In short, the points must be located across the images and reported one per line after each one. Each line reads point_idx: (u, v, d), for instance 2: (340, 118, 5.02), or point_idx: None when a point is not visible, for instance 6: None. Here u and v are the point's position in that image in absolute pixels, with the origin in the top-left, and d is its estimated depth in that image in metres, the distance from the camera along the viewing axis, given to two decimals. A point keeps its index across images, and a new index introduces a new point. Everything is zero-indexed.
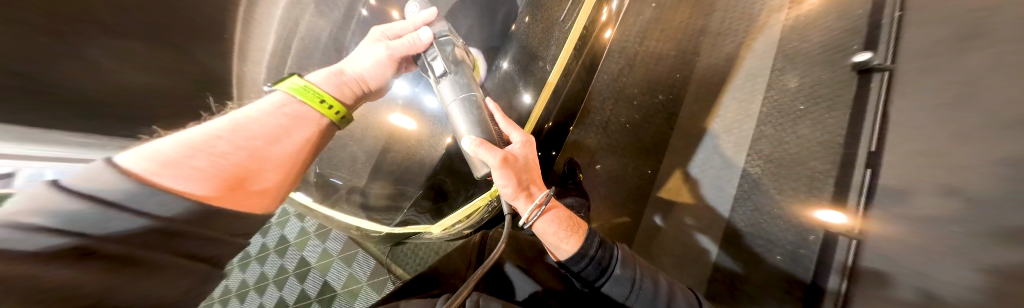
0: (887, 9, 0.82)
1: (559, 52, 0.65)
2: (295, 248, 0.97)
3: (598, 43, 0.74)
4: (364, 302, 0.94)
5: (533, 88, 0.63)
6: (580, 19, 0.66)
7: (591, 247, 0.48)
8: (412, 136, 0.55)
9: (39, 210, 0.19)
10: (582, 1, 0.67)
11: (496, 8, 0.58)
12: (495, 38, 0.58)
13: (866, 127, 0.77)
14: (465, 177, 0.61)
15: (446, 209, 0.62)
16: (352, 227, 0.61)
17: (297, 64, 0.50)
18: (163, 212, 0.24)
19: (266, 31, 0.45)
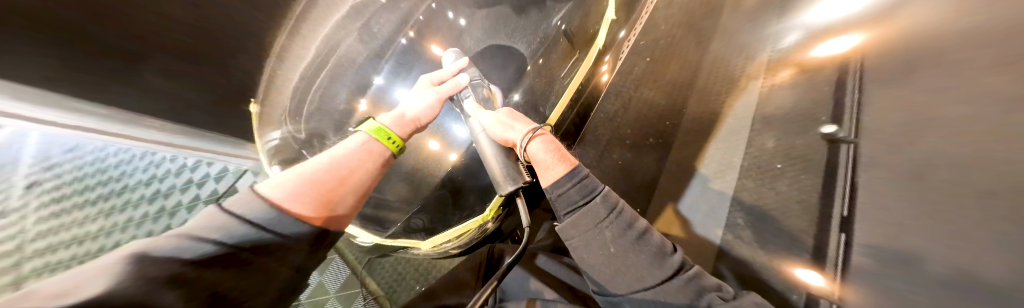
0: (848, 89, 0.88)
1: (564, 94, 0.74)
2: None
3: (596, 86, 0.82)
4: None
5: (536, 119, 0.71)
6: (579, 74, 0.76)
7: (578, 173, 0.55)
8: (432, 151, 0.72)
9: (203, 229, 0.31)
10: (582, 61, 0.78)
11: (512, 63, 0.74)
12: (507, 84, 0.72)
13: (841, 166, 0.77)
14: (464, 197, 0.70)
15: (440, 227, 0.66)
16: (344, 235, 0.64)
17: (326, 85, 0.63)
18: (261, 223, 0.35)
19: (308, 43, 0.61)
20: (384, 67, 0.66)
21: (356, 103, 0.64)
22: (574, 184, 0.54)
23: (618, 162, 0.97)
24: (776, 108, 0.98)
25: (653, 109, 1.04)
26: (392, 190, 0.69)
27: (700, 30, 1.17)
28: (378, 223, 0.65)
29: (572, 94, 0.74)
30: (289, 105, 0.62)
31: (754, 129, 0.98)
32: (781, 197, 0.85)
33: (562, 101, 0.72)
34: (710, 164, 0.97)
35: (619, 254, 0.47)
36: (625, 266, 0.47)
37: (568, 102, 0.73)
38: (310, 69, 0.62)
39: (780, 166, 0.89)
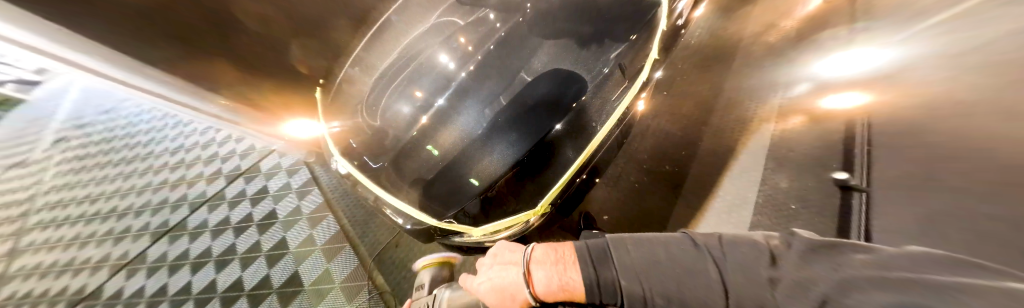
0: (858, 143, 0.94)
1: (607, 122, 0.67)
2: (273, 199, 1.29)
3: (633, 115, 0.74)
4: (329, 304, 0.93)
5: (580, 140, 0.64)
6: (627, 100, 0.70)
7: (586, 267, 0.38)
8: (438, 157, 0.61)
9: None
10: (629, 87, 0.72)
11: (571, 83, 0.67)
12: (554, 97, 0.63)
13: (854, 214, 0.80)
14: (507, 201, 0.60)
15: (494, 217, 0.60)
16: (376, 201, 0.64)
17: (386, 78, 0.72)
18: None
19: (379, 49, 0.76)
20: (432, 69, 0.70)
21: (417, 120, 0.65)
22: (593, 269, 0.38)
23: (634, 185, 0.99)
24: (789, 151, 1.03)
25: (670, 138, 1.09)
26: (417, 182, 0.61)
27: (716, 71, 1.26)
28: (428, 204, 0.59)
29: (613, 122, 0.67)
30: (350, 96, 0.73)
31: (768, 168, 1.00)
32: None
33: (605, 129, 0.66)
34: (724, 196, 0.95)
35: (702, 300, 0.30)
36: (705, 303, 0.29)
37: (610, 130, 0.66)
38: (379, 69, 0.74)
39: (793, 207, 0.89)
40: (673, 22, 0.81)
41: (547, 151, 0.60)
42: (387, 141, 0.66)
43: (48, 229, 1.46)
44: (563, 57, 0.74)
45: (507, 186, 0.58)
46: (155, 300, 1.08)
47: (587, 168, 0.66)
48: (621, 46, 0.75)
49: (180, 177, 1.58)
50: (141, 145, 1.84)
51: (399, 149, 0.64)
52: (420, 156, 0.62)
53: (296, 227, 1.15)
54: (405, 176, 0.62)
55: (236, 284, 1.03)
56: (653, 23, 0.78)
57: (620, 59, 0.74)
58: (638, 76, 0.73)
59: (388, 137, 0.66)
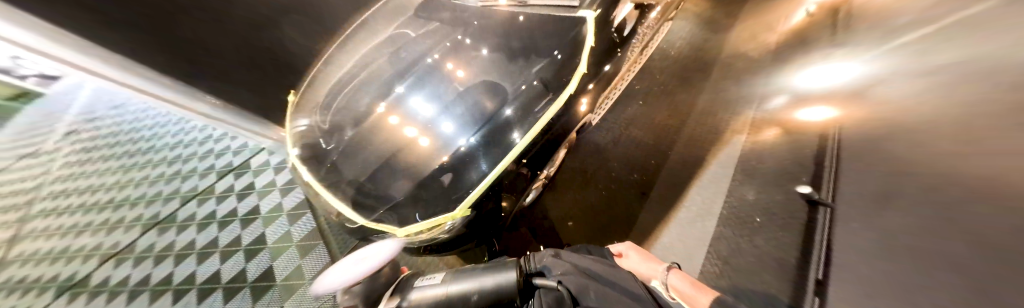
0: (828, 158, 0.94)
1: (550, 107, 0.56)
2: (258, 195, 1.33)
3: (575, 119, 0.63)
4: (297, 300, 0.95)
5: (526, 124, 0.54)
6: (565, 94, 0.59)
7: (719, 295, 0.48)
8: (393, 133, 0.55)
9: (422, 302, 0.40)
10: (570, 79, 0.60)
11: (524, 63, 0.60)
12: (506, 82, 0.58)
13: (818, 229, 0.80)
14: (432, 191, 0.46)
15: (414, 214, 0.45)
16: (319, 201, 0.58)
17: (348, 77, 0.73)
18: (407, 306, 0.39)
19: (350, 53, 0.80)
20: (387, 64, 0.70)
21: (376, 104, 0.61)
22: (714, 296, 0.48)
23: (602, 192, 1.00)
24: (760, 163, 1.03)
25: (640, 146, 1.10)
26: (352, 173, 0.53)
27: (693, 82, 1.28)
28: (362, 196, 0.51)
29: (555, 110, 0.57)
30: (315, 95, 0.75)
31: (736, 180, 1.00)
32: (759, 250, 0.82)
33: (543, 119, 0.55)
34: (691, 206, 0.96)
35: None
36: None
37: (549, 118, 0.55)
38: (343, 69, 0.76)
39: (760, 220, 0.89)
40: (608, 31, 0.66)
41: (490, 139, 0.51)
42: (330, 144, 0.61)
43: (48, 217, 1.53)
44: (511, 36, 0.62)
45: (436, 179, 0.47)
46: (138, 289, 1.12)
47: (529, 152, 0.54)
48: (561, 33, 0.62)
49: (176, 171, 1.64)
50: (143, 139, 1.92)
51: (345, 143, 0.59)
52: (361, 146, 0.56)
53: (277, 223, 1.19)
54: (343, 173, 0.54)
55: (213, 277, 1.06)
56: (579, 37, 0.63)
57: (544, 73, 0.59)
58: (565, 88, 0.59)
59: (334, 135, 0.62)
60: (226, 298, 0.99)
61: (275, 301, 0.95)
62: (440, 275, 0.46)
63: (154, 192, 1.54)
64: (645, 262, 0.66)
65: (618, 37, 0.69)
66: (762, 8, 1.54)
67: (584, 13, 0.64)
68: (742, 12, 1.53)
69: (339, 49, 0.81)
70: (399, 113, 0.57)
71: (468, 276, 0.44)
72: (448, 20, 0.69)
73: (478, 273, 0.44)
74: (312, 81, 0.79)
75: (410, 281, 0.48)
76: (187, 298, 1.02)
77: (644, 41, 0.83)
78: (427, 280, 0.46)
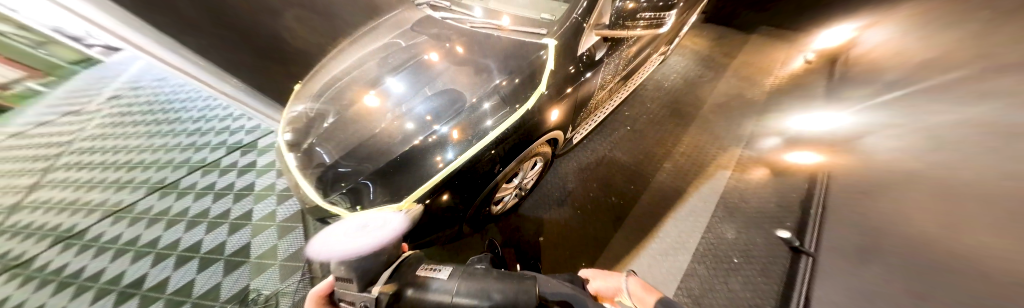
0: (814, 205, 0.90)
1: (512, 115, 0.56)
2: (255, 173, 1.40)
3: (541, 128, 0.63)
4: (264, 279, 0.96)
5: (501, 116, 0.56)
6: (534, 101, 0.58)
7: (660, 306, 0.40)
8: (375, 119, 0.62)
9: (430, 291, 0.25)
10: (538, 87, 0.58)
11: (502, 65, 0.61)
12: (480, 84, 0.61)
13: (797, 284, 0.74)
14: (390, 177, 0.51)
15: (366, 199, 0.49)
16: (292, 181, 0.63)
17: (345, 73, 0.81)
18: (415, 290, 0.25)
19: (353, 52, 0.88)
20: (382, 62, 0.77)
21: (366, 92, 0.69)
22: None
23: (576, 210, 1.01)
24: (741, 202, 0.98)
25: (621, 170, 1.11)
26: (324, 156, 0.59)
27: (683, 115, 1.30)
28: (322, 181, 0.55)
29: (516, 118, 0.56)
30: (314, 86, 0.83)
31: (716, 216, 0.97)
32: (733, 294, 0.76)
33: (508, 121, 0.55)
34: (665, 237, 0.93)
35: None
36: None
37: (502, 130, 0.55)
38: (344, 66, 0.84)
39: (738, 261, 0.84)
40: (573, 54, 0.62)
41: (451, 136, 0.54)
42: (312, 129, 0.67)
43: (69, 171, 1.66)
44: (488, 47, 0.66)
45: (394, 171, 0.52)
46: (125, 248, 1.17)
47: (497, 146, 0.56)
48: (532, 45, 0.62)
49: (191, 142, 1.75)
50: (171, 110, 2.08)
51: (325, 129, 0.65)
52: (341, 132, 0.62)
53: (266, 200, 1.24)
54: (315, 154, 0.60)
55: (195, 245, 1.11)
56: (538, 61, 0.59)
57: (506, 87, 0.58)
58: (523, 103, 0.57)
59: (318, 121, 0.68)
60: (201, 268, 1.03)
61: (243, 277, 0.97)
62: (450, 269, 0.31)
63: (164, 159, 1.65)
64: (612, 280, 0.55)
65: (585, 61, 0.65)
66: (759, 52, 1.58)
67: (547, 38, 0.60)
68: (738, 54, 1.58)
69: (346, 49, 0.90)
70: (384, 101, 0.65)
71: (480, 280, 0.27)
72: (440, 33, 0.76)
73: (490, 280, 0.28)
74: (315, 74, 0.87)
75: (413, 267, 0.34)
76: (167, 262, 1.07)
77: (615, 74, 0.80)
78: (434, 274, 0.30)
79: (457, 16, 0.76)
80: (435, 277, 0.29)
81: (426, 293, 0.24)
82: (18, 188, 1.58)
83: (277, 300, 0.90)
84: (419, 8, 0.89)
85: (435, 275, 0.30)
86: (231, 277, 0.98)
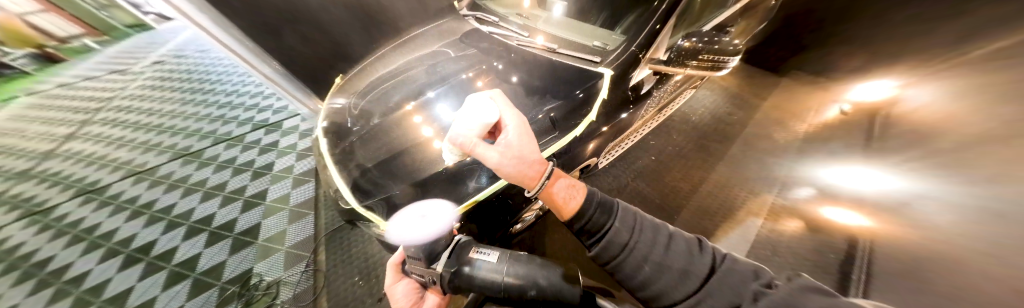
0: (856, 270, 0.82)
1: (558, 140, 0.57)
2: (276, 154, 1.43)
3: (581, 158, 0.63)
4: (269, 262, 0.96)
5: (550, 140, 0.57)
6: (581, 128, 0.60)
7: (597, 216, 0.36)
8: (416, 127, 0.63)
9: (490, 271, 0.40)
10: (586, 116, 0.61)
11: (549, 94, 0.65)
12: (528, 107, 0.64)
13: None
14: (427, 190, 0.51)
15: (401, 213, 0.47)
16: (327, 175, 0.64)
17: (390, 75, 0.84)
18: (481, 272, 0.40)
19: (398, 55, 0.92)
20: (427, 70, 0.80)
21: (405, 103, 0.71)
22: None
23: None
24: (774, 255, 0.91)
25: (645, 203, 1.06)
26: (365, 157, 0.60)
27: (713, 152, 1.25)
28: (359, 184, 0.54)
29: (565, 142, 0.57)
30: (358, 82, 0.86)
31: None
32: None
33: (557, 146, 0.56)
34: None
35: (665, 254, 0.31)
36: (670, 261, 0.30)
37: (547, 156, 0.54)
38: (389, 67, 0.88)
39: None
40: (623, 89, 0.64)
41: None
42: (355, 127, 0.69)
43: (104, 126, 1.74)
44: (537, 71, 0.69)
45: (431, 190, 0.51)
46: (139, 210, 1.19)
47: None
48: (584, 73, 0.64)
49: (220, 114, 1.82)
50: (207, 82, 2.18)
51: (368, 130, 0.67)
52: (384, 135, 0.64)
53: (281, 183, 1.25)
54: (355, 156, 0.61)
55: (207, 219, 1.12)
56: (591, 90, 0.62)
57: (554, 113, 0.61)
58: (571, 129, 0.59)
59: (362, 121, 0.70)
60: (209, 243, 1.03)
61: (248, 259, 0.96)
62: (497, 254, 0.42)
63: (192, 127, 1.71)
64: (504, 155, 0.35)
65: (632, 94, 0.67)
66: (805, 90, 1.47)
67: (602, 67, 0.63)
68: (775, 95, 1.51)
69: (392, 51, 0.94)
70: (425, 112, 0.66)
71: (525, 263, 0.40)
72: (487, 51, 0.79)
73: (536, 266, 0.39)
74: (359, 70, 0.90)
75: (465, 246, 0.45)
76: (176, 232, 1.08)
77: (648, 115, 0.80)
78: (482, 254, 0.43)
79: (503, 31, 0.83)
80: (485, 258, 0.42)
81: (486, 275, 0.40)
82: (55, 137, 1.66)
83: (278, 289, 0.88)
84: (467, 19, 0.95)
85: (485, 257, 0.42)
86: (235, 257, 0.98)
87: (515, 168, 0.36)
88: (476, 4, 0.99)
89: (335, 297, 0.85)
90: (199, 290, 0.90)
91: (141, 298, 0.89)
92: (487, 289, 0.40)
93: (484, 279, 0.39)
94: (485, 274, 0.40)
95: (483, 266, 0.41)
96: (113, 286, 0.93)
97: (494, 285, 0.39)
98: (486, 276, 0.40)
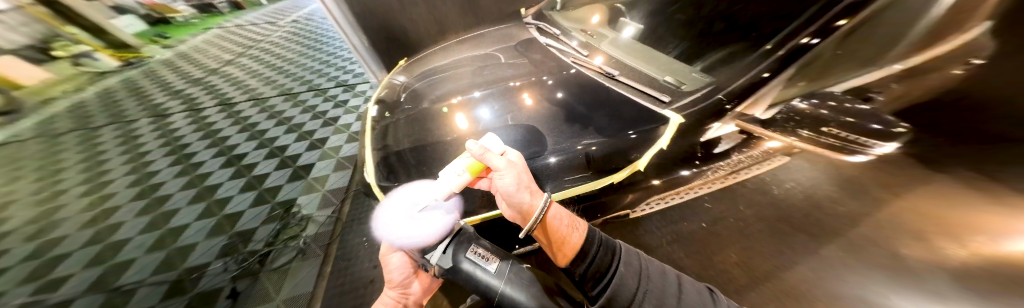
0: None
1: (593, 180, 0.56)
2: (345, 111, 1.75)
3: (618, 202, 0.61)
4: (308, 198, 1.22)
5: (587, 175, 0.57)
6: (628, 170, 0.56)
7: (598, 257, 0.38)
8: (455, 123, 0.71)
9: (488, 278, 0.42)
10: (640, 159, 0.55)
11: (595, 125, 0.65)
12: (568, 134, 0.67)
13: None
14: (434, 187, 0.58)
15: None
16: (366, 143, 0.73)
17: (444, 67, 0.90)
18: (480, 277, 0.42)
19: (458, 49, 0.99)
20: (477, 74, 0.86)
21: (452, 96, 0.79)
22: None
23: None
24: None
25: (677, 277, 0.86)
26: (403, 141, 0.68)
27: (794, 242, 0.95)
28: (388, 165, 0.63)
29: (602, 183, 0.56)
30: (416, 65, 0.94)
31: None
32: None
33: (591, 185, 0.56)
34: None
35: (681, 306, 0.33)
36: None
37: (583, 191, 0.55)
38: (446, 59, 0.95)
39: None
40: (690, 142, 0.55)
41: None
42: (401, 109, 0.78)
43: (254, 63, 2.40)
44: (591, 100, 0.71)
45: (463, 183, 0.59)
46: (253, 132, 1.64)
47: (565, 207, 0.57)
48: (644, 115, 0.60)
49: (320, 68, 2.27)
50: (321, 41, 2.76)
51: (412, 115, 0.75)
52: (422, 125, 0.72)
53: (339, 136, 1.55)
54: (394, 137, 0.69)
55: (281, 149, 1.50)
56: (651, 133, 0.56)
57: (598, 147, 0.60)
58: (615, 170, 0.56)
59: (408, 105, 0.79)
60: (276, 167, 1.38)
61: (297, 190, 1.25)
62: (497, 263, 0.44)
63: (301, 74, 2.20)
64: (518, 180, 0.40)
65: (703, 150, 0.57)
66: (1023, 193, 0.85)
67: (669, 111, 0.57)
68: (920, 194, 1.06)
69: (454, 44, 1.01)
70: (466, 111, 0.74)
71: (522, 281, 0.42)
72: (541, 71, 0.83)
73: (532, 288, 0.41)
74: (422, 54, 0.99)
75: (462, 242, 0.47)
76: (258, 153, 1.48)
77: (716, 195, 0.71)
78: (481, 255, 0.45)
79: (560, 45, 0.83)
80: (484, 263, 0.43)
81: (485, 281, 0.42)
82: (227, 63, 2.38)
83: (306, 224, 1.11)
84: (529, 27, 0.97)
85: (484, 261, 0.44)
86: (290, 185, 1.28)
87: (528, 196, 0.40)
88: (543, 14, 0.99)
89: (343, 247, 0.98)
90: (259, 202, 1.21)
91: (225, 193, 1.27)
92: (481, 290, 0.43)
93: (482, 283, 0.42)
94: (484, 278, 0.42)
95: (483, 271, 0.42)
96: (213, 177, 1.36)
97: (491, 290, 0.42)
98: (485, 281, 0.42)
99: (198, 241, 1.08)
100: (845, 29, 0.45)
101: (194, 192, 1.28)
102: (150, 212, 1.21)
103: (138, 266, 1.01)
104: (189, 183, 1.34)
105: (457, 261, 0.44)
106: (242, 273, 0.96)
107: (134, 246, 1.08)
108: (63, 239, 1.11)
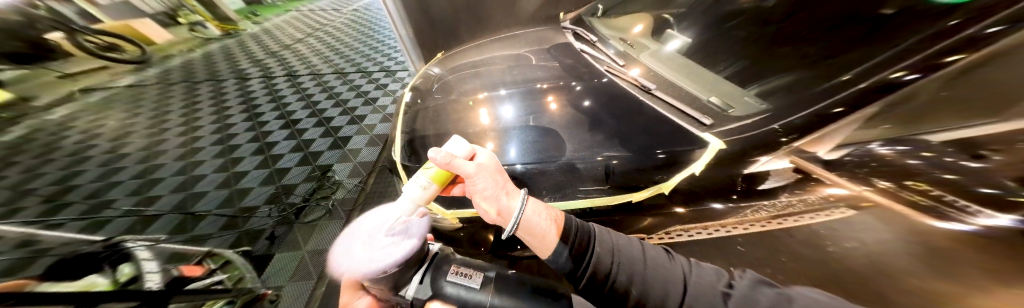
0: None
1: (612, 195, 0.58)
2: (384, 93, 1.91)
3: (634, 227, 0.59)
4: (341, 167, 1.36)
5: (607, 188, 0.59)
6: (646, 192, 0.57)
7: (572, 240, 0.37)
8: (479, 118, 0.74)
9: (476, 300, 0.40)
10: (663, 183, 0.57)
11: (625, 136, 0.65)
12: (591, 142, 0.66)
13: None
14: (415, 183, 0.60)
15: None
16: (396, 124, 0.79)
17: (477, 62, 0.94)
18: (468, 298, 0.40)
19: (493, 46, 1.02)
20: (506, 71, 0.88)
21: (479, 91, 0.81)
22: None
23: None
24: None
25: None
26: (428, 126, 0.73)
27: None
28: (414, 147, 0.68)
29: (619, 200, 0.57)
30: (452, 57, 1.00)
31: None
32: None
33: (607, 199, 0.57)
34: None
35: (650, 272, 0.34)
36: (660, 285, 0.32)
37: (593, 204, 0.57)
38: (480, 54, 0.99)
39: None
40: (727, 173, 0.55)
41: (526, 176, 0.62)
42: (432, 96, 0.83)
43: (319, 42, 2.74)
44: (618, 111, 0.71)
45: None
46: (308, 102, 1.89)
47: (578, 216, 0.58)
48: (683, 140, 0.62)
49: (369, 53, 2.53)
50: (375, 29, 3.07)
51: (440, 103, 0.79)
52: (447, 114, 0.76)
53: (375, 115, 1.70)
54: (421, 122, 0.74)
55: (327, 120, 1.69)
56: (686, 156, 0.59)
57: (623, 161, 0.61)
58: (638, 189, 0.58)
59: (439, 93, 0.83)
60: (321, 135, 1.57)
61: (334, 157, 1.41)
62: (481, 279, 0.43)
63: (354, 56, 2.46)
64: (494, 182, 0.41)
65: (743, 185, 0.53)
66: None
67: (708, 135, 0.62)
68: None
69: (490, 41, 1.05)
70: (489, 105, 0.77)
71: (510, 294, 0.40)
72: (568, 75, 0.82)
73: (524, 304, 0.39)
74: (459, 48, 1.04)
75: (440, 266, 0.45)
76: (310, 121, 1.70)
77: (738, 260, 0.48)
78: (461, 274, 0.43)
79: (595, 53, 0.86)
80: (468, 283, 0.42)
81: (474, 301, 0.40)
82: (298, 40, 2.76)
83: (336, 188, 1.25)
84: (566, 31, 0.99)
85: (466, 281, 0.42)
86: (330, 152, 1.45)
87: (505, 198, 0.41)
88: (582, 20, 1.00)
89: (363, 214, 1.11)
90: (303, 162, 1.39)
91: (279, 150, 1.48)
92: None
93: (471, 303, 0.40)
94: (469, 299, 0.40)
95: (469, 293, 0.40)
96: (273, 137, 1.59)
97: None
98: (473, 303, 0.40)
99: (253, 187, 1.28)
100: (956, 67, 0.41)
101: (259, 146, 1.52)
102: (222, 156, 1.47)
103: (207, 197, 1.24)
104: (254, 137, 1.60)
105: (440, 287, 0.42)
106: (281, 221, 1.15)
107: (207, 181, 1.32)
108: (161, 166, 1.40)
